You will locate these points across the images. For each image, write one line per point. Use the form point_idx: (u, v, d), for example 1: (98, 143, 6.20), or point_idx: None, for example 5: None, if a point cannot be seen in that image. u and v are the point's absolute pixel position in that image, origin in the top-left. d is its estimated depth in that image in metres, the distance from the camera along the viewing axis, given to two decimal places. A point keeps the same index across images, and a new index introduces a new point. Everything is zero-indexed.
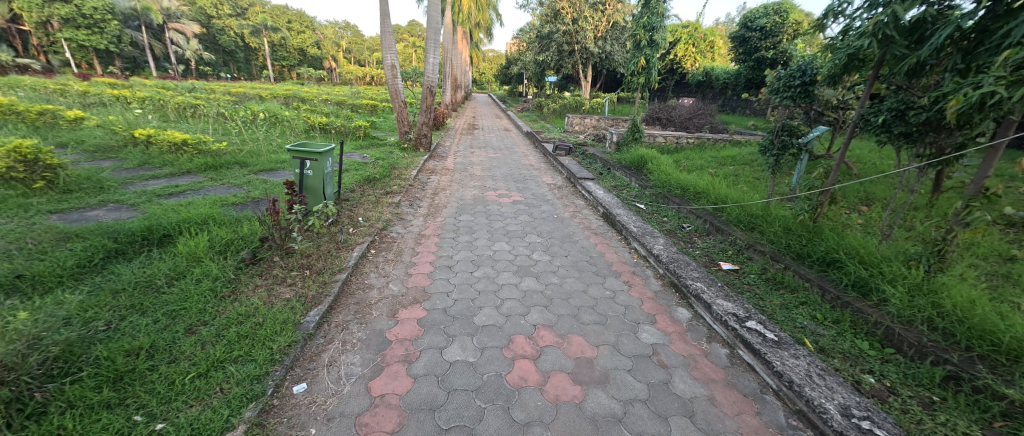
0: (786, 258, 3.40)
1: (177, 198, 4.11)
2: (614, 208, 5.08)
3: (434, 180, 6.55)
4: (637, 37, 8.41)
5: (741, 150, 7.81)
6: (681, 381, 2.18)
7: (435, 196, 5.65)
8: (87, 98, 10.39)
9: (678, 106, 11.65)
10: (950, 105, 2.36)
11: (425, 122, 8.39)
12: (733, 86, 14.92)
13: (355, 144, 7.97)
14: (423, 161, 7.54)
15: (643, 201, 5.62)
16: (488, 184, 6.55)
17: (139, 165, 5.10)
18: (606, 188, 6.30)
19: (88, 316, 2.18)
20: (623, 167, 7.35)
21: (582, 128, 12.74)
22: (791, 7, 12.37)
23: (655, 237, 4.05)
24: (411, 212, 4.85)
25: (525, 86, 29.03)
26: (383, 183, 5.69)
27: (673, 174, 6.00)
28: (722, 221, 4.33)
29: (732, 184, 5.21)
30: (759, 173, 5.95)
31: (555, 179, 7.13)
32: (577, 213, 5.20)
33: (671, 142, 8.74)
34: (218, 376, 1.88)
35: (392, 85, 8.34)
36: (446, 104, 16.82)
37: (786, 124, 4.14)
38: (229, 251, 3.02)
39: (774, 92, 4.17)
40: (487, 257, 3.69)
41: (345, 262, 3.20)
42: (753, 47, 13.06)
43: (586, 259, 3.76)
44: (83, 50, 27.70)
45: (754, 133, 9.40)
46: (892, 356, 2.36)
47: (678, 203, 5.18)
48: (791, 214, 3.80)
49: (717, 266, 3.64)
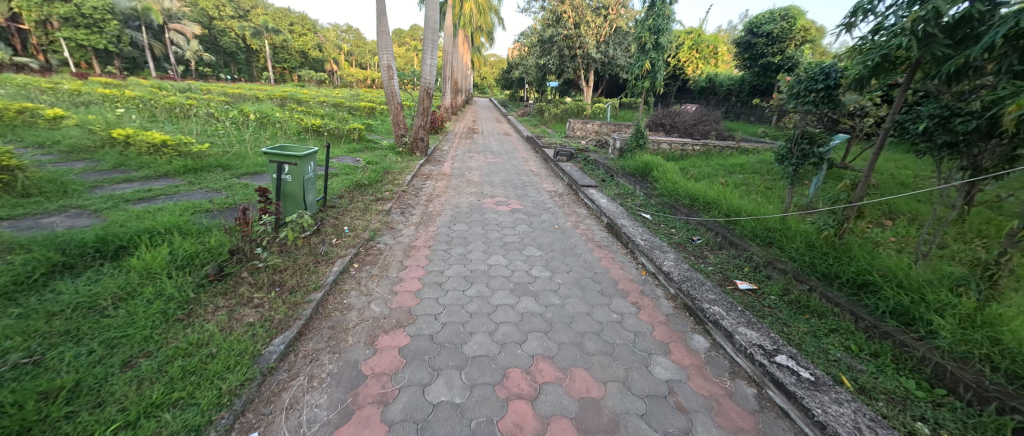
0: (809, 278, 3.09)
1: (146, 203, 3.80)
2: (619, 218, 4.78)
3: (429, 186, 6.25)
4: (642, 39, 8.16)
5: (749, 158, 7.51)
6: (705, 430, 1.86)
7: (429, 203, 5.35)
8: (77, 97, 10.15)
9: (682, 112, 11.40)
10: (1010, 111, 2.04)
11: (421, 126, 8.10)
12: (738, 91, 14.73)
13: (349, 148, 7.68)
14: (419, 166, 7.26)
15: (648, 211, 5.33)
16: (486, 190, 6.26)
17: (114, 168, 4.81)
18: (609, 196, 6.02)
19: (8, 347, 1.87)
20: (627, 173, 7.06)
21: (584, 133, 12.47)
22: (797, 13, 12.15)
23: (665, 252, 3.76)
24: (402, 220, 4.54)
25: (527, 91, 28.79)
26: (375, 189, 5.39)
27: (681, 183, 5.71)
28: (736, 235, 4.00)
29: (744, 194, 4.91)
30: (771, 182, 5.65)
31: (556, 186, 6.84)
32: (579, 224, 4.89)
33: (676, 149, 8.44)
34: (148, 427, 1.58)
35: (388, 86, 8.04)
36: (446, 107, 16.57)
37: (806, 132, 3.81)
38: (194, 267, 2.70)
39: (791, 97, 3.85)
40: (482, 272, 3.37)
41: (323, 278, 2.89)
42: (759, 52, 12.80)
43: (590, 276, 3.45)
44: (82, 50, 27.51)
45: (762, 140, 9.08)
46: (946, 399, 2.04)
47: (687, 213, 4.89)
48: (813, 228, 3.49)
49: (733, 285, 3.34)
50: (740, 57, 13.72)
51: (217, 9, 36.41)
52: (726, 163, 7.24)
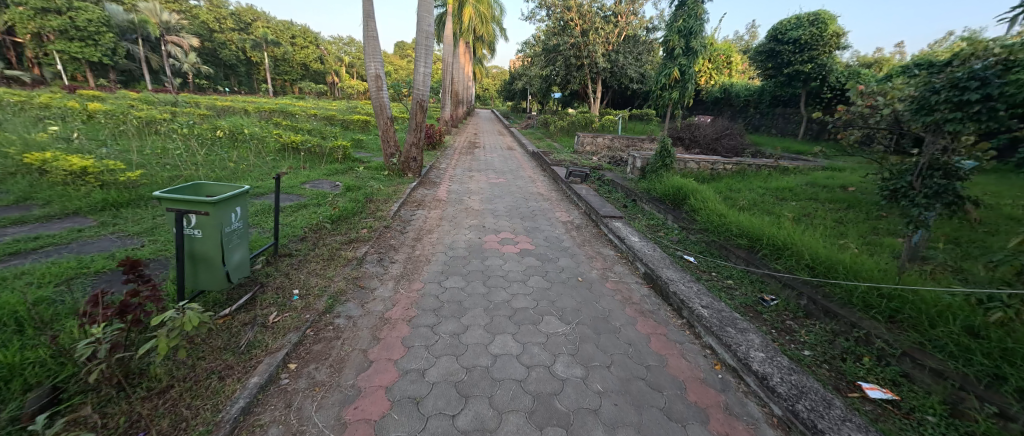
0: (995, 395, 2.00)
1: (14, 261, 2.74)
2: (662, 267, 3.69)
3: (420, 217, 5.17)
4: (669, 44, 7.18)
5: (795, 181, 6.43)
6: None
7: (418, 243, 4.30)
8: (37, 111, 9.25)
9: (702, 125, 10.40)
10: None
11: (414, 143, 7.05)
12: (757, 102, 13.98)
13: (329, 169, 6.65)
14: (410, 190, 6.22)
15: (692, 252, 4.30)
16: (488, 222, 5.18)
17: (13, 203, 3.76)
18: (638, 229, 4.95)
19: None
20: (654, 199, 6.02)
21: (594, 148, 11.44)
22: (828, 17, 10.96)
23: (745, 332, 2.63)
24: (377, 273, 3.45)
25: (529, 101, 27.97)
26: (349, 226, 4.33)
27: (728, 214, 4.66)
28: (833, 301, 2.93)
29: (819, 235, 3.84)
30: (841, 217, 4.56)
31: (571, 215, 5.77)
32: (607, 274, 3.80)
33: (705, 168, 7.32)
34: None
35: (376, 98, 6.98)
36: (444, 119, 15.67)
37: (935, 161, 2.79)
38: (2, 399, 1.64)
39: (913, 114, 2.81)
40: (481, 375, 2.25)
41: (228, 404, 1.83)
42: (785, 61, 11.66)
43: (643, 375, 2.33)
44: (76, 62, 26.73)
45: (804, 159, 7.96)
46: None
47: (747, 258, 3.83)
48: (969, 303, 2.42)
49: (857, 393, 2.25)
50: (763, 66, 12.60)
51: (216, 21, 35.98)
52: (770, 186, 6.16)
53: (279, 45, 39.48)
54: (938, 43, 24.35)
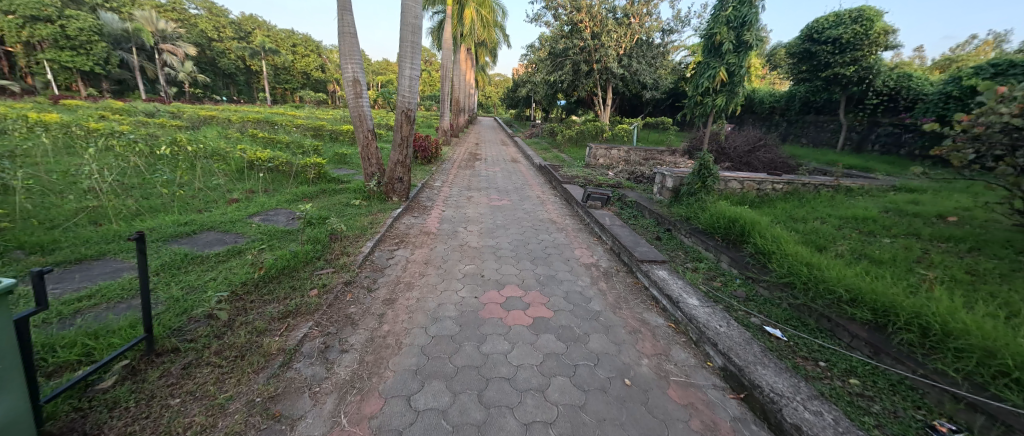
0: None
1: None
2: (756, 364, 2.39)
3: (398, 261, 3.93)
4: (712, 39, 6.10)
5: (871, 206, 5.18)
6: None
7: (388, 308, 3.05)
8: None
9: (733, 135, 9.20)
10: None
11: (399, 161, 5.87)
12: (784, 109, 12.89)
13: (294, 194, 5.45)
14: (392, 221, 5.02)
15: (778, 322, 3.01)
16: (489, 269, 3.92)
17: None
18: (689, 280, 3.68)
19: None
20: (697, 231, 4.76)
21: (608, 161, 10.24)
22: (875, 14, 9.45)
23: None
24: (312, 379, 2.20)
25: (534, 108, 27.06)
26: (295, 284, 3.11)
27: (818, 261, 3.38)
28: None
29: (985, 308, 2.57)
30: (975, 268, 3.31)
31: (594, 253, 4.50)
32: (667, 368, 2.51)
33: (750, 188, 6.07)
34: None
35: (354, 107, 5.77)
36: (444, 130, 14.53)
37: None
38: None
39: None
40: None
41: None
42: (823, 62, 10.37)
43: None
44: (68, 72, 25.80)
45: (867, 176, 6.71)
46: None
47: (878, 341, 2.54)
48: None
49: None
50: (795, 69, 11.41)
51: (214, 30, 35.28)
52: (842, 214, 4.91)
53: (279, 54, 38.84)
54: (961, 46, 23.47)
